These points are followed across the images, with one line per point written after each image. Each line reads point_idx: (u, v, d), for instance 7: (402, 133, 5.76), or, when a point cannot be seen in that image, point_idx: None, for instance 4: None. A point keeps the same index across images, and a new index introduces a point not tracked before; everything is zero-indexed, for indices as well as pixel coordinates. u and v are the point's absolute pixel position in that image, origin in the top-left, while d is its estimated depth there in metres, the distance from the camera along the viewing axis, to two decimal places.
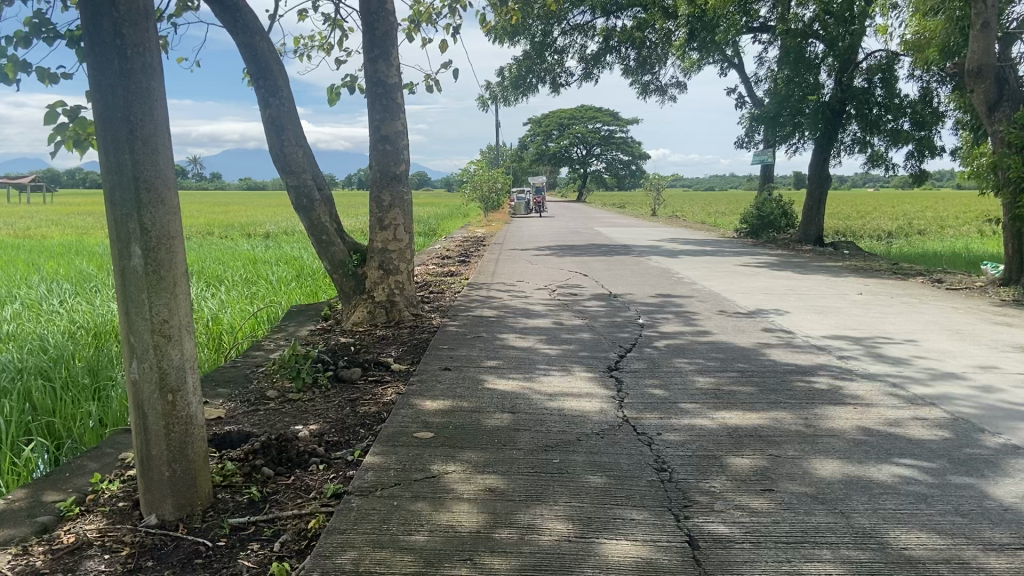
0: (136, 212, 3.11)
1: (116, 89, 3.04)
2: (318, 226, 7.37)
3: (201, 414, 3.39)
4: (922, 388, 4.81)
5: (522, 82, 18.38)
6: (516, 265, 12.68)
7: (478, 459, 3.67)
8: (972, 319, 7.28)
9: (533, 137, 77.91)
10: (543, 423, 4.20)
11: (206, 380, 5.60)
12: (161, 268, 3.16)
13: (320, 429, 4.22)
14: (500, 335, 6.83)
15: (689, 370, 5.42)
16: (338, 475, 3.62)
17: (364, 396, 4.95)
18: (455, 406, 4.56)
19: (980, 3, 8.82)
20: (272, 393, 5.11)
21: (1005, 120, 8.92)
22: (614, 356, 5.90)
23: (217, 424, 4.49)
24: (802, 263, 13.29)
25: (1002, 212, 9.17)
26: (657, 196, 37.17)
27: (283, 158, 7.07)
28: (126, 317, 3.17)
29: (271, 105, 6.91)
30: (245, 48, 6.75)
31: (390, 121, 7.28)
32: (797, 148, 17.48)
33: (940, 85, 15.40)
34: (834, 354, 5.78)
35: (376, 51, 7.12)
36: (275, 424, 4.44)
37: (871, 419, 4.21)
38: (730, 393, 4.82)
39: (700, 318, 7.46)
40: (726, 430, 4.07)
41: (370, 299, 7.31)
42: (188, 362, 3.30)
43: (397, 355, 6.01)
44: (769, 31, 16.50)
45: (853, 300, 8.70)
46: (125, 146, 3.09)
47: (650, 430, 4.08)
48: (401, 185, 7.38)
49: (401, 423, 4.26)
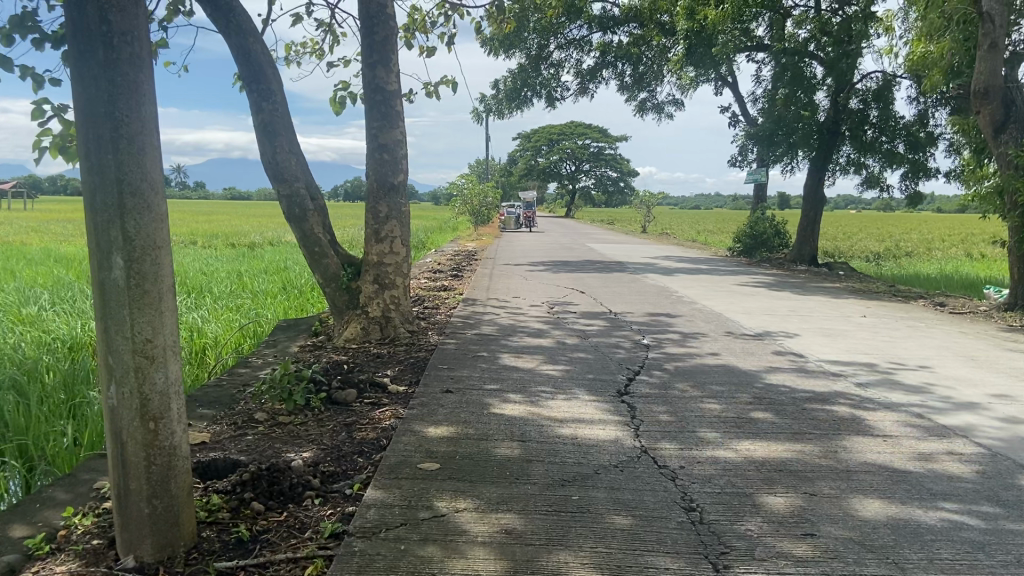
0: (118, 218, 2.80)
1: (99, 80, 2.74)
2: (311, 238, 7.08)
3: (186, 444, 3.06)
4: (949, 419, 4.57)
5: (517, 95, 18.16)
6: (511, 280, 12.41)
7: (491, 495, 3.37)
8: (984, 344, 7.09)
9: (521, 152, 77.93)
10: (557, 454, 3.90)
11: (189, 400, 5.25)
12: (146, 281, 2.85)
13: (314, 458, 3.90)
14: (499, 354, 6.53)
15: (701, 395, 5.13)
16: (337, 511, 3.31)
17: (361, 421, 4.63)
18: (459, 433, 4.26)
19: (988, 23, 8.67)
20: (260, 416, 4.79)
21: (1011, 143, 8.77)
22: (622, 379, 5.61)
23: (203, 450, 4.17)
24: (799, 284, 13.10)
25: (1009, 236, 9.00)
26: (646, 213, 36.91)
27: (275, 165, 6.76)
28: (104, 336, 2.85)
29: (263, 109, 6.62)
30: (238, 50, 6.45)
31: (389, 129, 6.99)
32: (791, 168, 17.37)
33: (938, 108, 15.32)
34: (851, 381, 5.53)
35: (374, 56, 6.87)
36: (265, 450, 4.12)
37: (904, 453, 3.95)
38: (750, 421, 4.54)
39: (705, 340, 7.19)
40: (752, 463, 3.80)
41: (364, 314, 7.00)
42: (174, 386, 2.99)
43: (394, 375, 5.69)
44: (764, 50, 16.39)
45: (857, 322, 8.49)
46: (108, 145, 2.78)
47: (672, 463, 3.79)
48: (399, 197, 7.08)
49: (403, 452, 3.95)
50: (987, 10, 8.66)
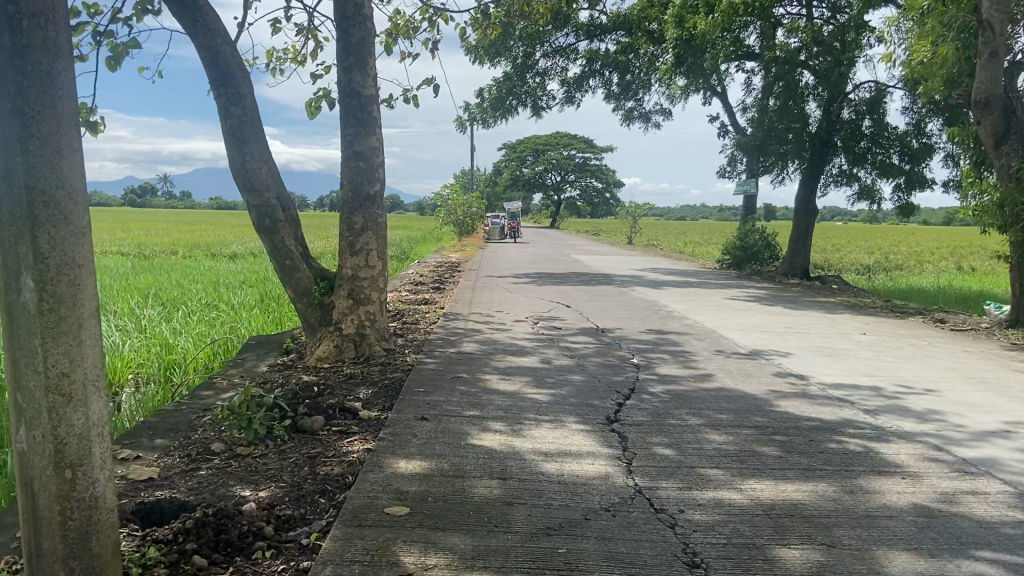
0: (28, 231, 2.37)
1: (6, 69, 2.32)
2: (282, 250, 6.64)
3: (112, 492, 2.64)
4: (969, 451, 4.21)
5: (502, 104, 17.80)
6: (495, 294, 11.98)
7: (464, 548, 2.96)
8: (991, 365, 6.76)
9: (507, 161, 77.73)
10: (541, 494, 3.51)
11: (142, 430, 4.78)
12: (61, 306, 2.41)
13: (269, 500, 3.46)
14: (482, 376, 6.10)
15: (699, 424, 4.73)
16: (289, 568, 2.87)
17: (326, 453, 4.19)
18: (434, 468, 3.85)
19: (988, 31, 8.41)
20: (217, 446, 4.33)
21: (1014, 154, 8.51)
22: (611, 405, 5.20)
23: (147, 488, 3.71)
24: (793, 298, 12.76)
25: (1012, 250, 8.70)
26: (632, 224, 36.59)
27: (245, 174, 6.34)
28: (14, 369, 2.44)
29: (232, 114, 6.21)
30: (205, 51, 6.06)
31: (365, 135, 6.58)
32: (782, 180, 17.12)
33: (934, 118, 15.11)
34: (858, 408, 5.17)
35: (351, 58, 6.47)
36: (217, 488, 3.67)
37: (926, 493, 3.58)
38: (754, 455, 4.16)
39: (700, 360, 6.81)
40: (760, 507, 3.44)
41: (337, 331, 6.56)
42: (96, 428, 2.55)
43: (366, 399, 5.27)
44: (754, 59, 16.16)
45: (857, 341, 8.15)
46: (17, 146, 2.36)
47: (670, 507, 3.42)
48: (375, 208, 6.67)
49: (368, 492, 3.51)
50: (986, 17, 8.39)
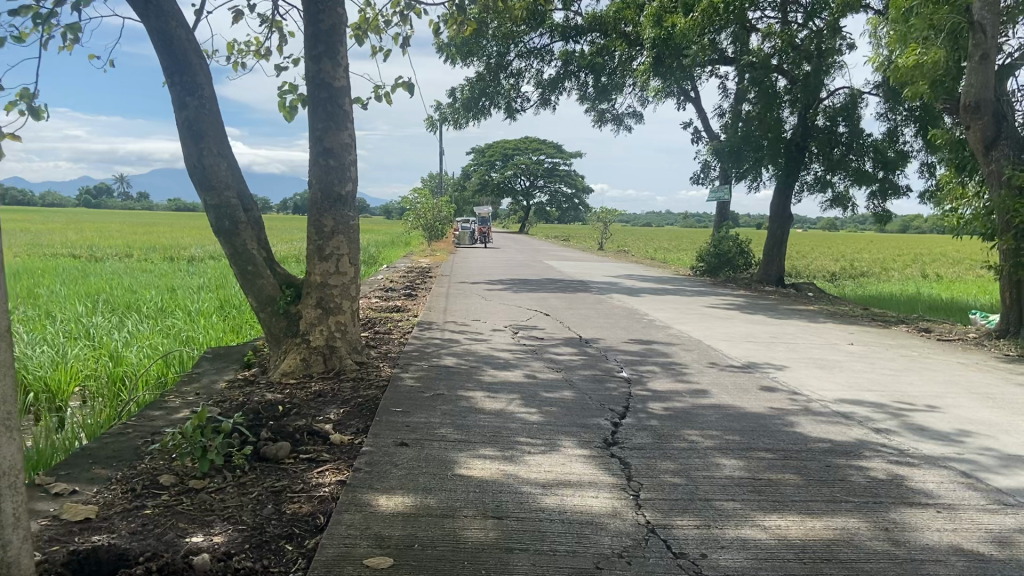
0: None
1: None
2: (243, 255, 6.07)
3: (26, 553, 2.13)
4: (1002, 479, 3.87)
5: (474, 105, 17.36)
6: (469, 301, 11.49)
7: None
8: (992, 379, 6.50)
9: (475, 166, 77.22)
10: (544, 538, 3.06)
11: (81, 458, 4.18)
12: None
13: (228, 549, 2.94)
14: (464, 392, 5.62)
15: (708, 447, 4.32)
16: None
17: (294, 486, 3.68)
18: (419, 506, 3.38)
19: (980, 34, 8.26)
20: (166, 478, 3.78)
21: (1004, 160, 8.34)
22: (607, 425, 4.77)
23: (81, 531, 3.16)
24: (771, 306, 12.54)
25: (1002, 260, 8.51)
26: (603, 229, 36.32)
27: (202, 171, 5.80)
28: None
29: (188, 104, 5.68)
30: (158, 34, 5.54)
31: (335, 131, 6.08)
32: (757, 186, 16.95)
33: (907, 124, 15.07)
34: (869, 427, 4.83)
35: (320, 47, 5.99)
36: (164, 533, 3.14)
37: (971, 532, 3.21)
38: (774, 485, 3.75)
39: (692, 373, 6.43)
40: (791, 548, 3.04)
41: (304, 344, 6.03)
42: (5, 478, 2.05)
43: (338, 421, 4.77)
44: (729, 63, 16.00)
45: (847, 351, 7.87)
46: None
47: (690, 551, 2.99)
48: (347, 209, 6.18)
49: (344, 539, 3.02)
50: (978, 20, 8.23)
